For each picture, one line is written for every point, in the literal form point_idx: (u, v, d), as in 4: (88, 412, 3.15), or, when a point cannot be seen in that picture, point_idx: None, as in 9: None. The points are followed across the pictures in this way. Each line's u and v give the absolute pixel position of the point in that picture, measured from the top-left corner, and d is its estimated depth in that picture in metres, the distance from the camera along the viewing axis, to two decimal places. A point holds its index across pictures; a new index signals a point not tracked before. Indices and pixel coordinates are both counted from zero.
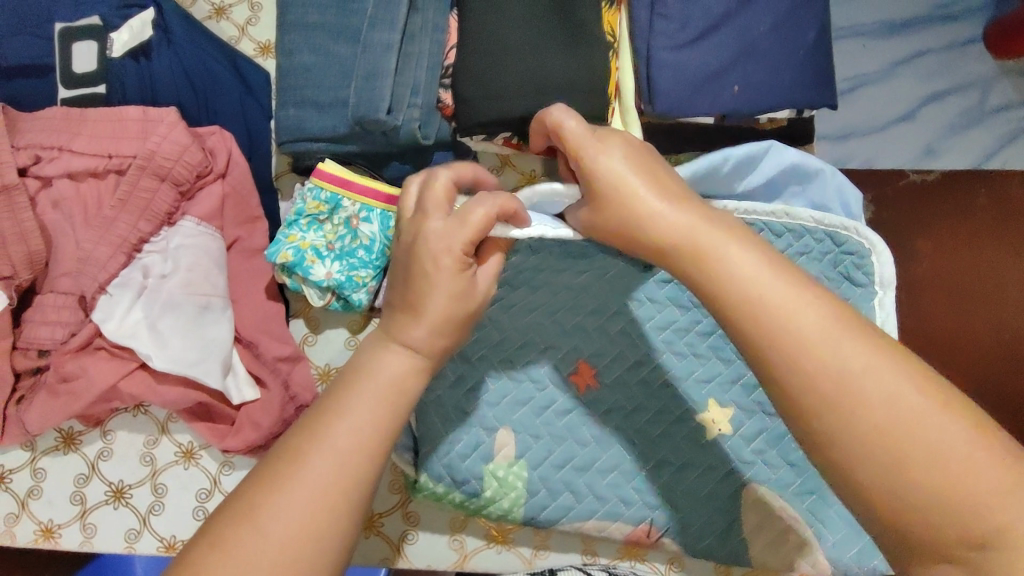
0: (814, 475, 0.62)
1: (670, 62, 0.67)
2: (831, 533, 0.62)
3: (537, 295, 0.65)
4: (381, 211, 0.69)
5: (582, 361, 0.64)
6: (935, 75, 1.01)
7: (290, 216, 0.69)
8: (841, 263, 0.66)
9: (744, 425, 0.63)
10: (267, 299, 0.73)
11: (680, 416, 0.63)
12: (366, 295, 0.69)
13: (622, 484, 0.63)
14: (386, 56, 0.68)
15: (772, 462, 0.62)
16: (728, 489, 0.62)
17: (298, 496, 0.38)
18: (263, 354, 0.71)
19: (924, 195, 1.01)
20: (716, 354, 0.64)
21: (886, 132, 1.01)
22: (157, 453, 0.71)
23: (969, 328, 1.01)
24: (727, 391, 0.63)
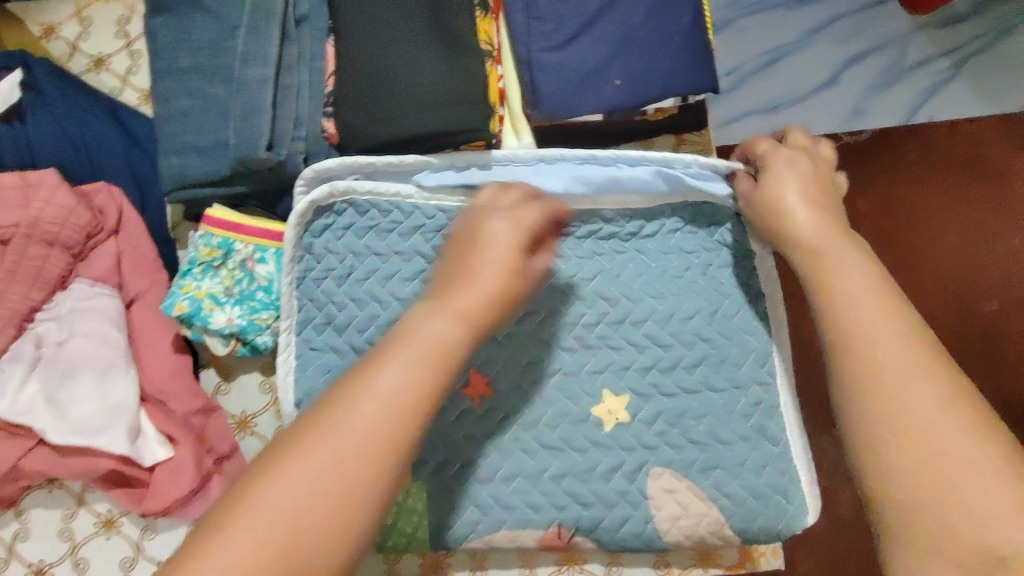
0: (719, 448, 0.67)
1: (549, 64, 0.67)
2: (791, 502, 0.68)
3: (403, 306, 0.67)
4: (275, 249, 0.68)
5: (473, 372, 0.66)
6: (850, 39, 1.03)
7: (184, 266, 0.68)
8: (715, 233, 0.70)
9: (641, 410, 0.66)
10: (174, 352, 0.70)
11: (581, 414, 0.66)
12: (272, 337, 0.68)
13: (529, 489, 0.65)
14: (262, 90, 0.66)
15: (676, 442, 0.66)
16: (638, 481, 0.66)
17: (319, 468, 0.37)
18: (173, 410, 0.68)
19: (857, 156, 1.03)
20: (607, 342, 0.67)
21: (812, 99, 1.02)
22: (75, 526, 0.68)
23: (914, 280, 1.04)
24: (622, 378, 0.67)
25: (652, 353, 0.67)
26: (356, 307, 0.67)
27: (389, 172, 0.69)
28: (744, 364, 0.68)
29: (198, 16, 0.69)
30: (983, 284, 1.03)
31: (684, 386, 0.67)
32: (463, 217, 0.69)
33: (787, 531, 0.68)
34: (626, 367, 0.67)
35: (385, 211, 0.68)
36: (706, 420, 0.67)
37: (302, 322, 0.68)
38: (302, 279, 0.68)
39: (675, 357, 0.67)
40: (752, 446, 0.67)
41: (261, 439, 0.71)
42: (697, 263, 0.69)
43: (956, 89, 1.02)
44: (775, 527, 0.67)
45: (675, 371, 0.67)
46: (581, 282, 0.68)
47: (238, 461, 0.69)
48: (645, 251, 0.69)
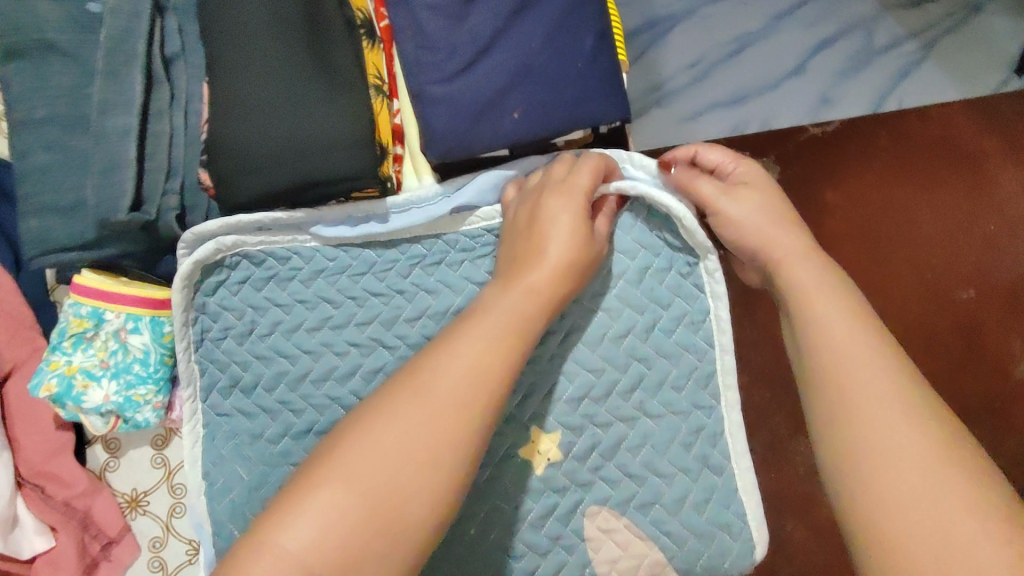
0: (656, 483, 0.62)
1: (441, 97, 0.61)
2: (735, 537, 0.63)
3: (312, 360, 0.61)
4: (150, 318, 0.62)
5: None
6: (815, 24, 0.96)
7: (54, 339, 0.61)
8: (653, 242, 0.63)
9: (574, 446, 0.61)
10: (58, 429, 0.64)
11: (507, 457, 0.60)
12: (154, 412, 0.62)
13: (454, 546, 0.59)
14: (125, 144, 0.60)
15: (612, 476, 0.61)
16: (572, 523, 0.61)
17: (376, 449, 0.44)
18: (52, 495, 0.63)
19: (824, 149, 0.96)
20: (534, 372, 0.61)
21: (777, 91, 0.95)
22: None
23: (886, 274, 0.96)
24: (551, 412, 0.61)
25: (584, 381, 0.61)
26: (262, 365, 0.62)
27: (285, 225, 0.63)
28: (683, 389, 0.63)
29: (51, 57, 0.62)
30: (961, 276, 0.95)
31: (620, 413, 0.61)
32: (370, 252, 0.64)
33: (736, 565, 0.63)
34: (554, 400, 0.61)
35: (283, 258, 0.64)
36: (643, 451, 0.61)
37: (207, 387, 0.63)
38: (200, 342, 0.63)
39: (609, 383, 0.61)
40: (695, 475, 0.62)
41: (154, 519, 0.65)
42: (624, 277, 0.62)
43: (929, 71, 0.95)
44: (723, 565, 0.63)
45: (610, 398, 0.61)
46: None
47: (127, 547, 0.64)
48: None
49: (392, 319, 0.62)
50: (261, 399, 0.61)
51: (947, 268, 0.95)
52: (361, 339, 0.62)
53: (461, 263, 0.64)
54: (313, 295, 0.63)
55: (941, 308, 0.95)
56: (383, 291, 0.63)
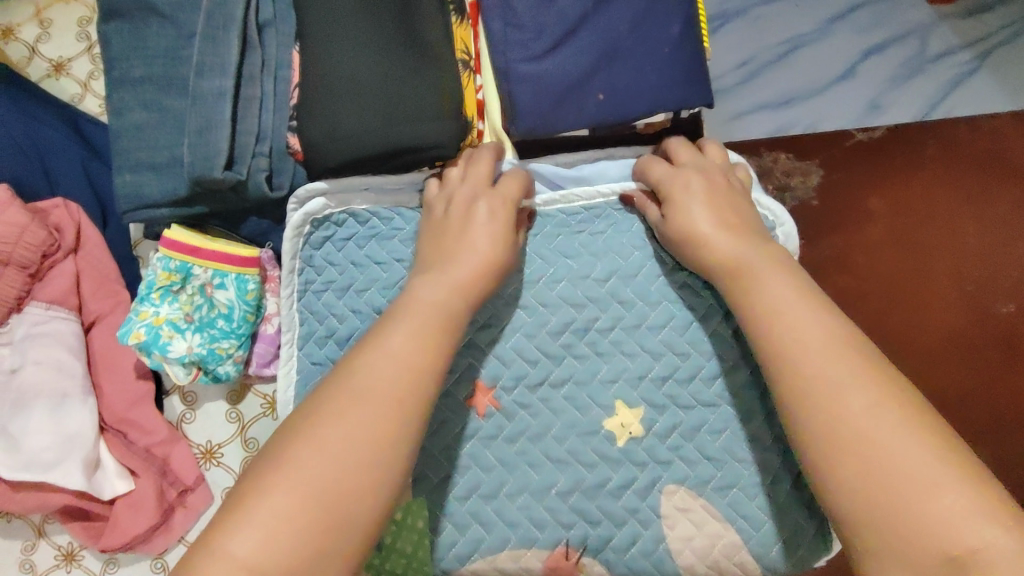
0: (734, 465, 0.63)
1: (528, 76, 0.62)
2: (813, 526, 0.62)
3: None
4: (236, 274, 0.63)
5: (479, 382, 0.66)
6: (871, 28, 0.94)
7: (143, 290, 0.64)
8: None
9: (655, 422, 0.65)
10: (137, 379, 0.66)
11: (591, 426, 0.65)
12: (234, 366, 0.64)
13: (533, 506, 0.64)
14: (219, 104, 0.61)
15: (690, 455, 0.64)
16: (649, 498, 0.63)
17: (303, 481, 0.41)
18: (133, 440, 0.65)
19: (871, 154, 0.95)
20: (620, 350, 0.67)
21: (828, 92, 0.94)
22: (36, 559, 0.66)
23: (927, 283, 0.95)
24: (635, 388, 0.66)
25: (669, 361, 0.66)
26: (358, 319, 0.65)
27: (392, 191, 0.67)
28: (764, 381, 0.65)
29: (153, 21, 0.64)
30: (1005, 288, 0.94)
31: (702, 398, 0.65)
32: None
33: (811, 554, 0.63)
34: (640, 376, 0.66)
35: (388, 220, 0.67)
36: (723, 435, 0.64)
37: (303, 338, 0.65)
38: (305, 293, 0.66)
39: (693, 367, 0.65)
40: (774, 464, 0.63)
41: (228, 471, 0.67)
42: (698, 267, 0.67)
43: (977, 83, 0.94)
44: (798, 551, 0.62)
45: (692, 381, 0.65)
46: (593, 283, 0.68)
47: (202, 494, 0.65)
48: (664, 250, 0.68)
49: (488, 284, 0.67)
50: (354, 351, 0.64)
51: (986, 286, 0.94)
52: None
53: (556, 237, 0.69)
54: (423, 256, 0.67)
55: (983, 319, 0.95)
56: None
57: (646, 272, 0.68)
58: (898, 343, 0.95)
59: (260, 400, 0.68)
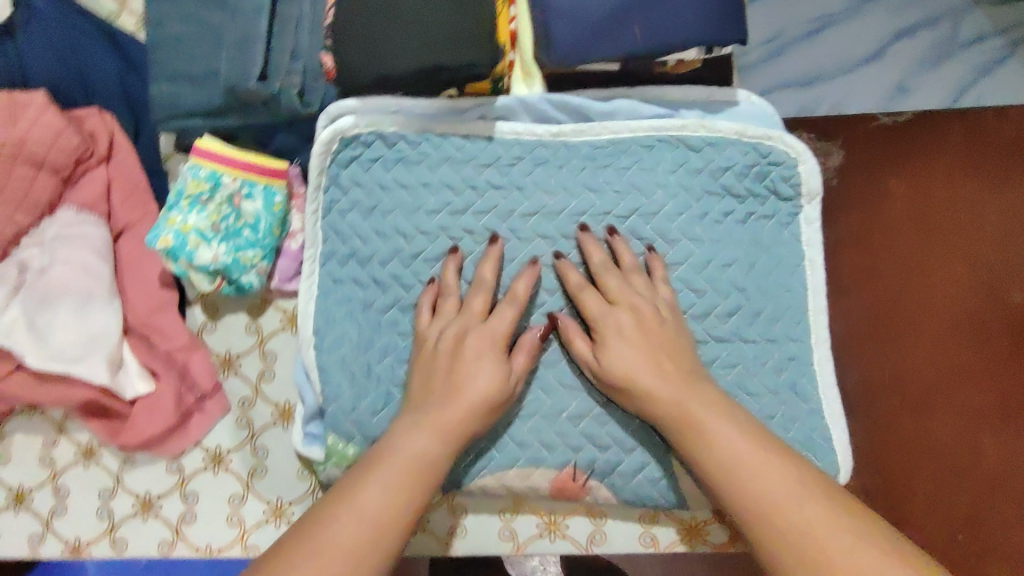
0: (747, 399, 0.65)
1: (566, 9, 0.63)
2: (819, 458, 0.65)
3: (428, 240, 0.69)
4: (264, 186, 0.64)
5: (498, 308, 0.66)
6: (902, 9, 0.91)
7: (172, 198, 0.64)
8: (768, 175, 0.69)
9: None
10: (162, 287, 0.68)
11: None
12: (258, 277, 0.65)
13: (545, 429, 0.64)
14: (257, 20, 0.62)
15: None
16: None
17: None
18: (156, 344, 0.66)
19: (894, 137, 0.84)
20: None
21: (855, 73, 0.91)
22: (56, 454, 0.67)
23: (924, 266, 0.73)
24: None
25: (687, 299, 0.67)
26: (381, 240, 0.68)
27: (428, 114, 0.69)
28: (779, 320, 0.67)
29: None
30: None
31: (715, 334, 0.66)
32: (496, 147, 0.69)
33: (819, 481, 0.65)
34: None
35: (414, 144, 0.69)
36: (736, 370, 0.66)
37: (325, 255, 0.68)
38: (329, 210, 0.68)
39: (710, 304, 0.67)
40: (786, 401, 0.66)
41: (245, 380, 0.68)
42: (718, 206, 0.69)
43: (1013, 70, 0.89)
44: None
45: (708, 318, 0.67)
46: (615, 219, 0.69)
47: (221, 400, 0.67)
48: (688, 188, 0.69)
49: (509, 212, 0.69)
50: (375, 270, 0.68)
51: (980, 310, 0.67)
52: (476, 227, 0.69)
53: (581, 170, 0.69)
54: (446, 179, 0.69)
55: (995, 318, 0.65)
56: (524, 186, 0.69)
57: (668, 210, 0.68)
58: (875, 349, 0.75)
59: (280, 314, 0.69)
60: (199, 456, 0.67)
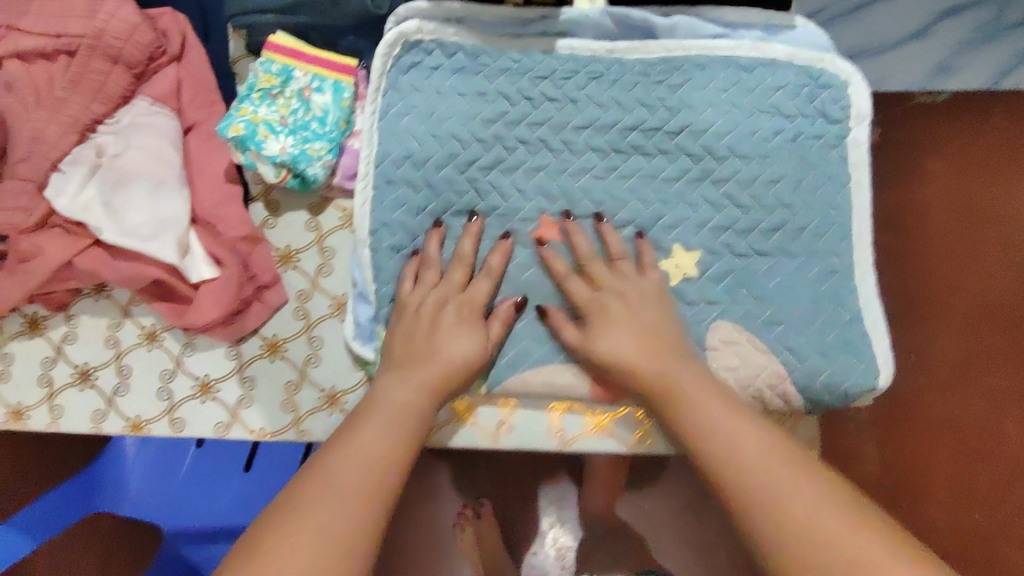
0: (790, 309, 0.64)
1: None
2: (862, 365, 0.64)
3: (483, 148, 0.68)
4: (335, 81, 0.67)
5: (547, 216, 0.67)
6: None
7: (243, 92, 0.67)
8: (818, 98, 0.67)
9: (710, 267, 0.65)
10: (226, 181, 0.70)
11: None
12: (323, 170, 0.67)
13: None
14: None
15: (743, 301, 0.65)
16: (697, 332, 0.64)
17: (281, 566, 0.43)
18: (221, 233, 0.69)
19: (939, 112, 0.82)
20: (683, 200, 0.67)
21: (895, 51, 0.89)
22: (121, 336, 0.70)
23: (948, 255, 0.72)
24: (695, 235, 0.66)
25: (730, 214, 0.66)
26: (435, 144, 0.67)
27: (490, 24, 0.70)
28: (822, 236, 0.65)
29: None
30: None
31: (758, 247, 0.65)
32: (550, 62, 0.69)
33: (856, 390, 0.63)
34: (699, 226, 0.66)
35: (472, 55, 0.69)
36: (775, 282, 0.65)
37: (379, 157, 0.67)
38: (385, 113, 0.68)
39: (752, 220, 0.66)
40: (826, 312, 0.65)
41: (303, 274, 0.71)
42: (769, 125, 0.67)
43: None
44: (843, 385, 0.63)
45: (752, 233, 0.66)
46: (664, 135, 0.67)
47: (279, 291, 0.69)
48: (738, 106, 0.67)
49: (562, 124, 0.68)
50: (429, 172, 0.67)
51: (1009, 294, 0.64)
52: (529, 137, 0.68)
53: (632, 87, 0.68)
54: (495, 90, 0.69)
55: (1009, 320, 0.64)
56: (577, 100, 0.68)
57: (717, 128, 0.67)
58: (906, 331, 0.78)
59: (340, 213, 0.72)
60: (257, 343, 0.70)
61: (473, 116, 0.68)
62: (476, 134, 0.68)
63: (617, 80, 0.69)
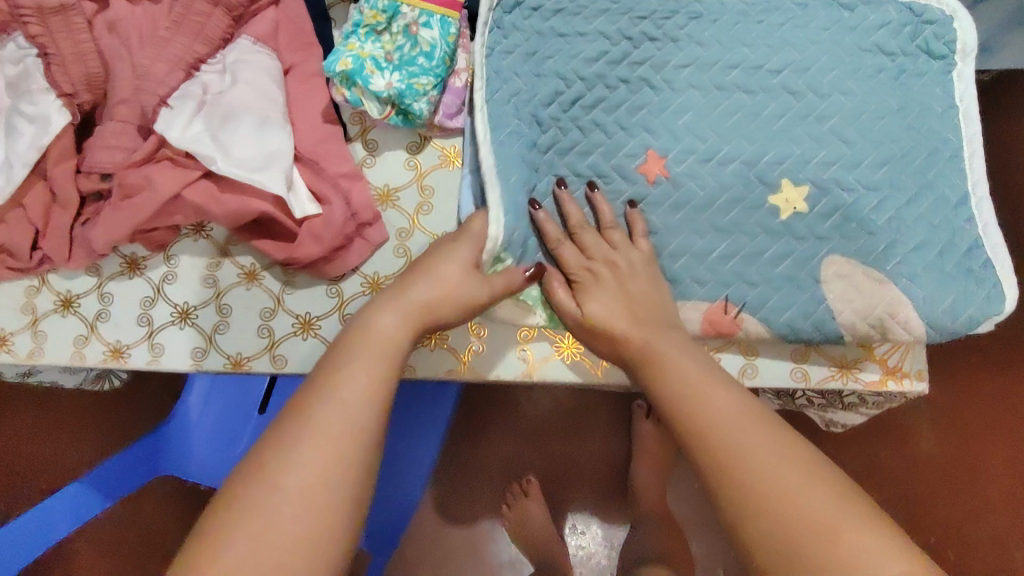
0: (902, 243, 0.64)
1: None
2: (981, 287, 0.63)
3: (586, 86, 0.68)
4: (441, 16, 0.67)
5: (651, 152, 0.67)
6: None
7: (348, 30, 0.67)
8: (921, 35, 0.67)
9: (819, 202, 0.65)
10: (325, 121, 0.71)
11: (755, 202, 0.66)
12: (428, 106, 0.67)
13: (695, 267, 0.66)
14: None
15: (852, 234, 0.64)
16: (809, 267, 0.65)
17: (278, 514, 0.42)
18: (324, 170, 0.69)
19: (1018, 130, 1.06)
20: (789, 136, 0.66)
21: None
22: (220, 275, 0.71)
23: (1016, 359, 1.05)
24: (802, 170, 0.65)
25: (836, 150, 0.65)
26: (539, 84, 0.68)
27: None
28: (927, 170, 0.65)
29: None
30: None
31: (867, 182, 0.65)
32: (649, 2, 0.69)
33: (980, 318, 0.62)
34: (806, 161, 0.65)
35: None
36: (887, 215, 0.64)
37: (490, 89, 0.66)
38: (491, 50, 0.68)
39: (860, 153, 0.65)
40: (942, 240, 0.64)
41: (403, 212, 0.72)
42: (873, 62, 0.67)
43: None
44: (965, 312, 0.62)
45: (859, 167, 0.65)
46: (767, 73, 0.67)
47: (381, 228, 0.70)
48: (842, 43, 0.67)
49: (664, 63, 0.68)
50: (533, 112, 0.68)
51: None
52: (631, 76, 0.68)
53: (734, 24, 0.68)
54: (594, 30, 0.68)
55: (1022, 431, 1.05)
56: (679, 38, 0.68)
57: (821, 65, 0.67)
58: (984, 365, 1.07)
59: (439, 152, 0.73)
60: (358, 281, 0.71)
61: (574, 55, 0.68)
62: (579, 72, 0.68)
63: (719, 19, 0.68)
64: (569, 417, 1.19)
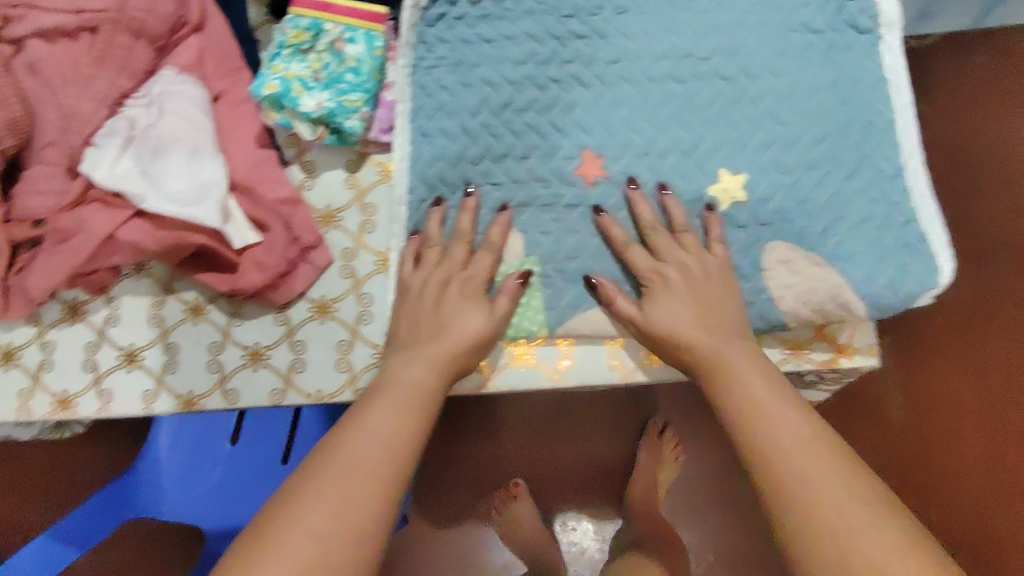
0: (841, 221, 0.64)
1: None
2: (919, 260, 0.64)
3: (516, 89, 0.67)
4: (365, 30, 0.67)
5: (587, 151, 0.67)
6: None
7: (273, 52, 0.66)
8: (846, 10, 0.68)
9: (759, 187, 0.65)
10: (258, 146, 0.70)
11: (696, 193, 0.65)
12: (360, 122, 0.66)
13: None
14: None
15: (793, 216, 0.65)
16: (753, 253, 0.65)
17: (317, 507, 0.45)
18: (261, 197, 0.68)
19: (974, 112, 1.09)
20: (725, 122, 0.66)
21: None
22: (165, 313, 0.69)
23: None
24: (739, 156, 0.66)
25: (773, 132, 0.66)
26: (468, 92, 0.67)
27: None
28: (861, 145, 0.66)
29: None
30: None
31: (802, 163, 0.65)
32: None
33: (920, 290, 0.63)
34: (744, 145, 0.66)
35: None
36: (825, 193, 0.65)
37: (413, 110, 0.68)
38: (416, 67, 0.68)
39: (795, 134, 0.66)
40: (879, 215, 0.64)
41: (346, 232, 0.71)
42: (802, 41, 0.67)
43: None
44: (904, 285, 0.63)
45: (796, 148, 0.66)
46: (698, 60, 0.67)
47: (324, 251, 0.69)
48: (769, 25, 0.67)
49: (593, 58, 0.67)
50: (465, 120, 0.67)
51: None
52: (561, 75, 0.67)
53: (660, 12, 0.68)
54: (520, 32, 0.68)
55: None
56: (607, 32, 0.68)
57: (750, 49, 0.67)
58: None
59: (377, 168, 0.72)
60: (306, 306, 0.69)
61: (502, 58, 0.68)
62: (509, 76, 0.67)
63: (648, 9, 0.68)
64: (543, 421, 1.18)
